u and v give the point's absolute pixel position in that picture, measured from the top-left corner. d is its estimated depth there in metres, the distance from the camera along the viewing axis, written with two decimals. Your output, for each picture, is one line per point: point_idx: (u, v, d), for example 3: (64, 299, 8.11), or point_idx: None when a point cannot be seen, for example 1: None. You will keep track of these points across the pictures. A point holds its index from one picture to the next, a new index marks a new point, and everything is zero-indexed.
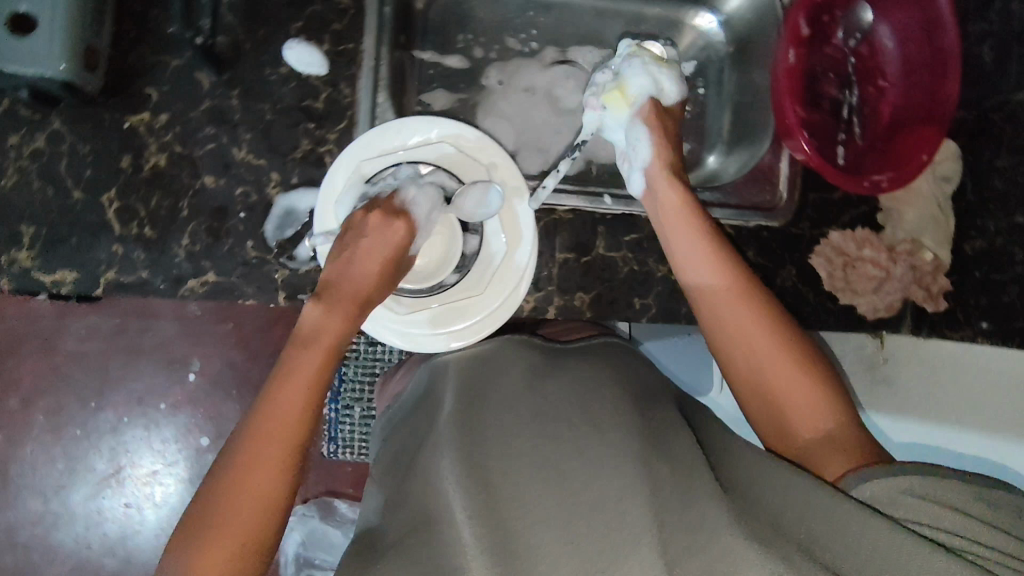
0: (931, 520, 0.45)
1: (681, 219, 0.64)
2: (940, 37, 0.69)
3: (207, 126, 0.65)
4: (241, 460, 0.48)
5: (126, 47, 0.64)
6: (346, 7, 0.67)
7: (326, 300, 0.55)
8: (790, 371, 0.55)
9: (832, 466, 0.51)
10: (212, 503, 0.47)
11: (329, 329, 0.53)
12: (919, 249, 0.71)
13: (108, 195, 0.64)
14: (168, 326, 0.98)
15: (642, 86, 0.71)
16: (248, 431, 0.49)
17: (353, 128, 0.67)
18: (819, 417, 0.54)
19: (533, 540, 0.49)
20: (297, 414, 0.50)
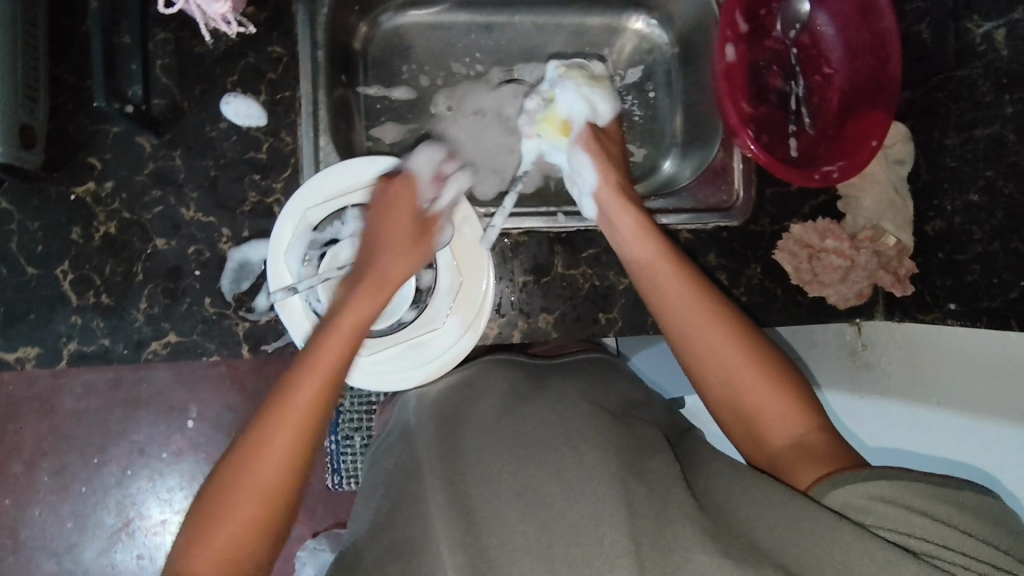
0: (903, 525, 0.42)
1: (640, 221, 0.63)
2: (876, 21, 0.68)
3: (154, 189, 0.65)
4: (229, 488, 0.47)
5: (64, 120, 0.64)
6: (279, 55, 0.68)
7: (331, 326, 0.54)
8: (747, 371, 0.54)
9: (804, 475, 0.49)
10: (216, 497, 0.47)
11: (330, 356, 0.52)
12: (881, 234, 0.69)
13: (62, 268, 0.64)
14: (163, 373, 0.93)
15: (574, 110, 0.72)
16: (251, 431, 0.49)
17: (298, 174, 0.68)
18: (789, 424, 0.52)
19: (499, 558, 0.46)
20: (302, 416, 0.50)
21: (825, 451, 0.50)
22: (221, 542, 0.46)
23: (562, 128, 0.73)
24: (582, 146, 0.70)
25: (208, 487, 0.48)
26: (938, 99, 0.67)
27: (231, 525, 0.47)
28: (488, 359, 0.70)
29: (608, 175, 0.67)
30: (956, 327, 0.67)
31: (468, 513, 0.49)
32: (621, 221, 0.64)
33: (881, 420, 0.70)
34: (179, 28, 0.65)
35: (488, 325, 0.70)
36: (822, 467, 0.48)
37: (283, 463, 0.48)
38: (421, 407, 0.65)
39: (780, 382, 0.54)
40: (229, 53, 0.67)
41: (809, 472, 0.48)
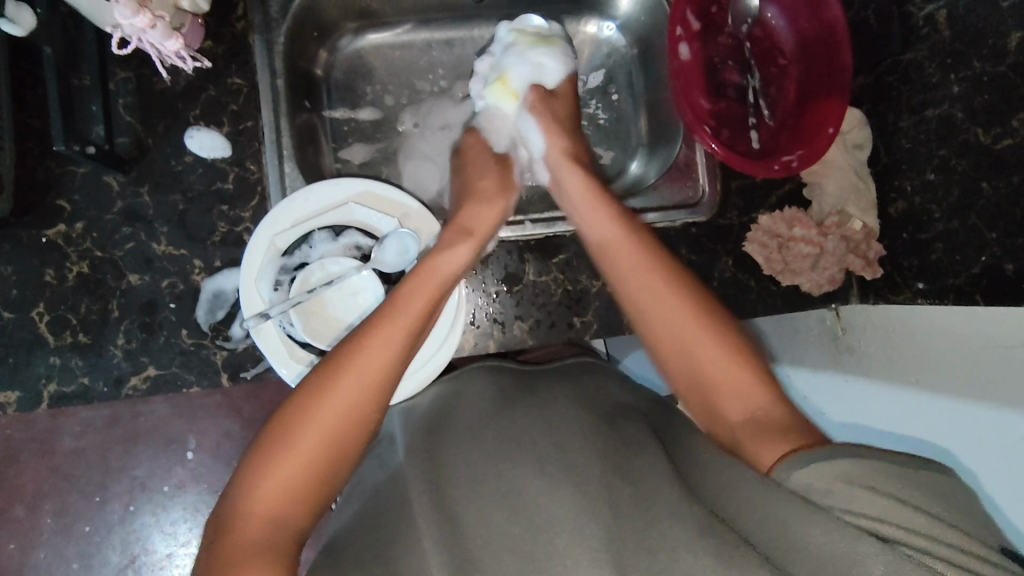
0: (871, 512, 0.40)
1: (595, 209, 0.65)
2: (824, 11, 0.69)
3: (124, 226, 0.66)
4: (278, 451, 0.48)
5: (32, 165, 0.65)
6: (239, 86, 0.69)
7: (394, 309, 0.55)
8: (702, 345, 0.55)
9: (768, 455, 0.48)
10: (268, 449, 0.48)
11: (390, 336, 0.53)
12: (847, 219, 0.70)
13: (37, 310, 0.65)
14: (161, 406, 0.88)
15: (523, 78, 0.75)
16: (312, 389, 0.50)
17: (266, 201, 0.68)
18: (745, 399, 0.53)
19: (478, 556, 0.46)
20: (368, 380, 0.50)
21: (788, 424, 0.50)
22: (273, 492, 0.47)
23: (511, 92, 0.75)
24: (532, 111, 0.73)
25: (263, 437, 0.49)
26: (890, 83, 0.69)
27: (283, 477, 0.47)
28: (470, 367, 0.70)
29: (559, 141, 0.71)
30: (923, 304, 0.66)
31: (450, 513, 0.49)
32: (570, 180, 0.68)
33: (846, 399, 0.66)
34: (139, 66, 0.66)
35: (464, 337, 0.71)
36: (782, 444, 0.48)
37: (345, 425, 0.49)
38: (409, 423, 0.65)
39: (745, 360, 0.54)
40: (190, 88, 0.68)
41: (771, 451, 0.48)
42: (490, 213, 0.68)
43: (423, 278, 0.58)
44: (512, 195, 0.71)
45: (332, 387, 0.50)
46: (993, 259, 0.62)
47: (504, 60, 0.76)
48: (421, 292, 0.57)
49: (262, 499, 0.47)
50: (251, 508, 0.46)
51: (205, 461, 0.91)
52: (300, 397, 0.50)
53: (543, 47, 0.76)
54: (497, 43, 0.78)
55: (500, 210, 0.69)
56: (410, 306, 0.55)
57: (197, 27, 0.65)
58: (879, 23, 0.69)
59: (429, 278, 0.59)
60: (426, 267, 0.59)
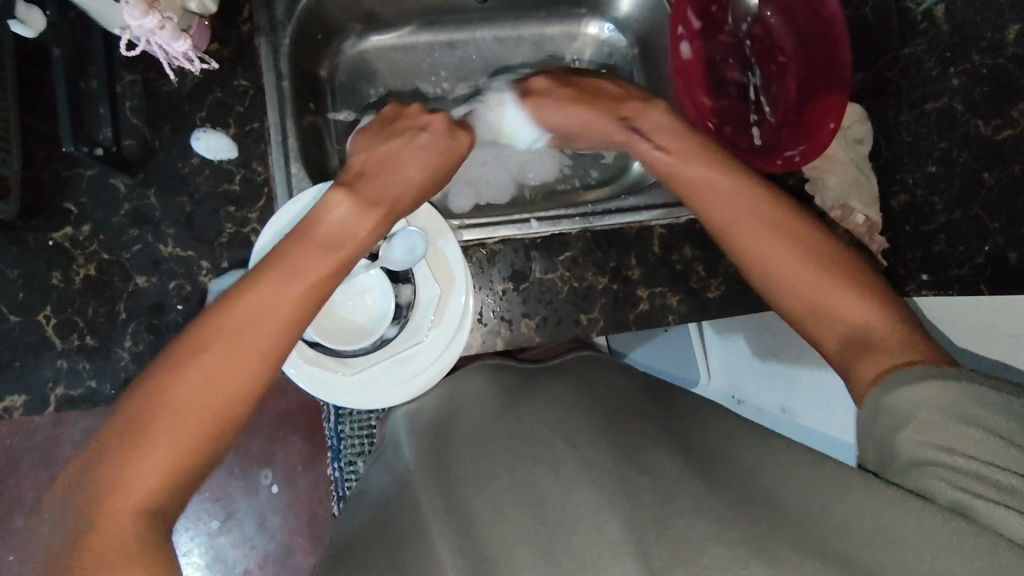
0: (950, 443, 0.41)
1: (690, 153, 0.60)
2: (822, 8, 0.69)
3: (131, 228, 0.66)
4: (144, 424, 0.43)
5: (39, 168, 0.65)
6: (245, 88, 0.69)
7: (286, 271, 0.50)
8: (817, 283, 0.51)
9: (866, 372, 0.47)
10: (135, 423, 0.43)
11: (278, 308, 0.48)
12: (850, 213, 0.66)
13: (44, 313, 0.64)
14: None
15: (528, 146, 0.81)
16: (173, 365, 0.45)
17: (273, 202, 0.69)
18: (845, 322, 0.50)
19: (495, 553, 0.45)
20: (254, 352, 0.46)
21: (888, 337, 0.48)
22: (134, 483, 0.41)
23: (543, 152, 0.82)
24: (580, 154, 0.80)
25: (116, 421, 0.43)
26: (890, 79, 0.68)
27: (145, 466, 0.42)
28: (477, 366, 0.70)
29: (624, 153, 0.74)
30: (925, 297, 0.64)
31: (464, 516, 0.50)
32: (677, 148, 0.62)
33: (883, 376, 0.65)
34: (145, 69, 0.67)
35: (472, 335, 0.71)
36: (880, 362, 0.46)
37: (214, 406, 0.45)
38: (416, 427, 0.66)
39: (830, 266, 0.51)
40: (196, 90, 0.68)
41: (871, 367, 0.47)
42: (395, 168, 0.61)
43: (309, 239, 0.52)
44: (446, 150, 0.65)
45: (197, 363, 0.45)
46: (995, 249, 0.62)
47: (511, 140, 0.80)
48: (309, 255, 0.51)
49: (122, 494, 0.41)
50: (108, 507, 0.41)
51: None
52: (157, 377, 0.45)
53: (518, 132, 0.77)
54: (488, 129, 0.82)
55: (420, 168, 0.63)
56: (294, 271, 0.50)
57: (203, 28, 0.66)
58: (877, 20, 0.69)
59: (319, 240, 0.53)
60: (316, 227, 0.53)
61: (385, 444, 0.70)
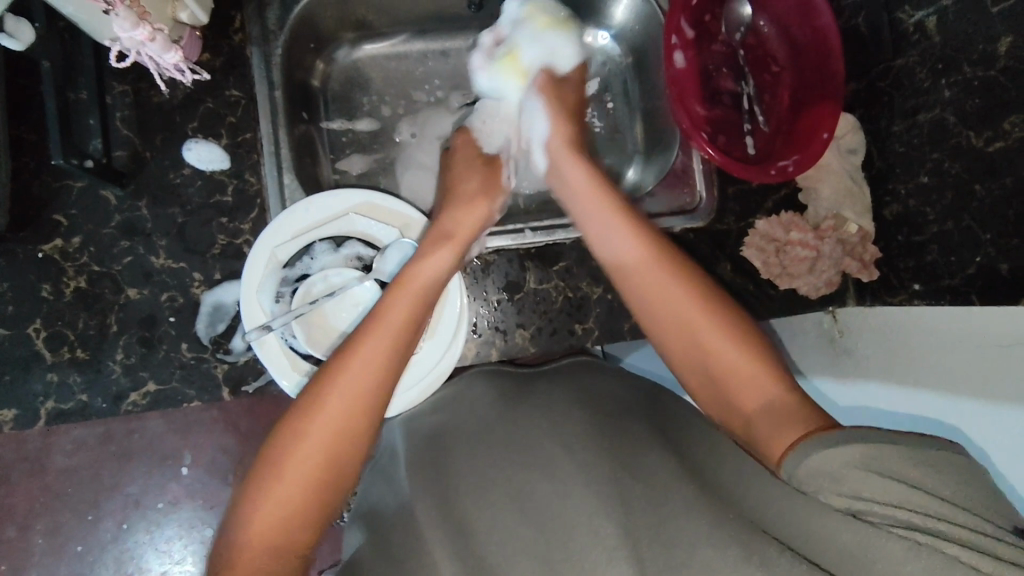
0: (893, 498, 0.40)
1: (607, 227, 0.62)
2: (815, 18, 0.70)
3: (122, 240, 0.66)
4: (268, 474, 0.47)
5: (28, 179, 0.64)
6: (237, 98, 0.69)
7: (377, 320, 0.54)
8: (715, 338, 0.54)
9: (781, 441, 0.48)
10: (260, 474, 0.48)
11: (373, 354, 0.52)
12: (843, 222, 0.72)
13: (34, 325, 0.64)
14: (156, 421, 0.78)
15: (534, 60, 0.74)
16: (300, 411, 0.50)
17: (266, 213, 0.68)
18: (756, 394, 0.52)
19: (493, 557, 0.45)
20: (356, 396, 0.50)
21: (799, 414, 0.49)
22: (269, 520, 0.46)
23: (522, 72, 0.75)
24: (538, 93, 0.73)
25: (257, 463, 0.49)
26: (881, 89, 0.70)
27: (279, 503, 0.46)
28: (475, 371, 0.70)
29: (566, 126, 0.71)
30: (917, 307, 0.65)
31: (460, 521, 0.50)
32: (571, 173, 0.67)
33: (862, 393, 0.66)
34: (136, 79, 0.66)
35: (466, 346, 0.72)
36: (794, 432, 0.47)
37: (338, 447, 0.49)
38: (414, 435, 0.63)
39: (753, 355, 0.53)
40: (188, 101, 0.67)
41: (789, 435, 0.47)
42: (475, 213, 0.68)
43: (406, 287, 0.58)
44: (499, 196, 0.71)
45: (322, 407, 0.49)
46: (986, 259, 0.59)
47: (516, 34, 0.75)
48: (405, 301, 0.56)
49: (258, 531, 0.46)
50: (249, 542, 0.46)
51: (202, 476, 0.81)
52: (289, 422, 0.49)
53: (556, 29, 0.75)
54: (507, 19, 0.75)
55: (483, 209, 0.69)
56: (393, 317, 0.55)
57: (195, 39, 0.66)
58: (870, 31, 0.70)
59: (415, 287, 0.58)
60: (410, 276, 0.59)
61: (379, 451, 0.67)
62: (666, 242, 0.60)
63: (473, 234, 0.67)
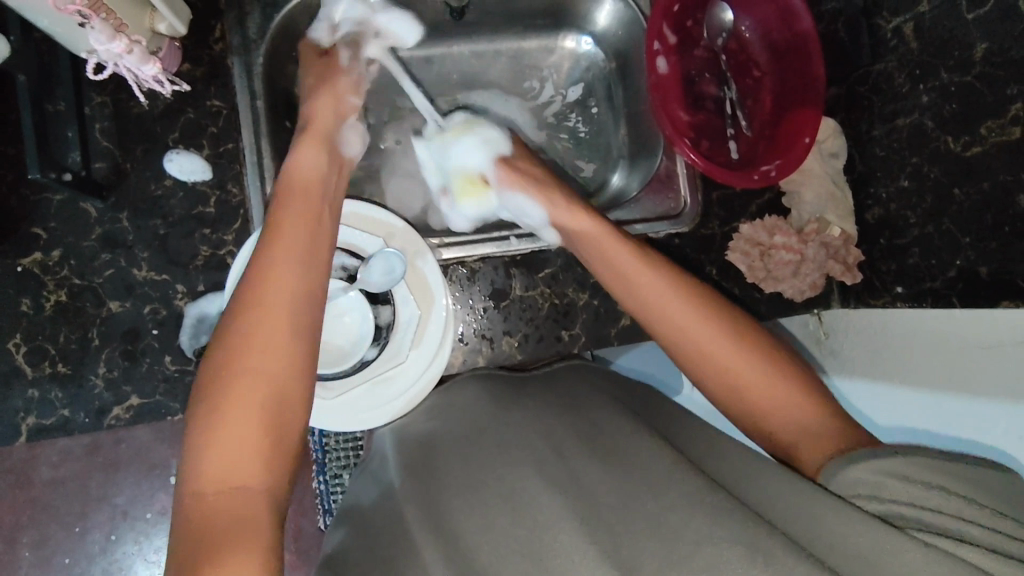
0: (907, 499, 0.41)
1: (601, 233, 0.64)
2: (796, 23, 0.70)
3: (103, 253, 0.65)
4: (205, 414, 0.46)
5: (7, 192, 0.64)
6: (219, 108, 0.68)
7: (276, 237, 0.55)
8: (746, 358, 0.55)
9: (813, 459, 0.49)
10: (199, 415, 0.46)
11: (277, 267, 0.53)
12: (826, 226, 0.72)
13: (14, 341, 0.63)
14: (142, 431, 0.77)
15: (478, 163, 0.76)
16: (228, 340, 0.49)
17: (249, 223, 0.68)
18: (791, 417, 0.52)
19: (485, 561, 0.45)
20: (274, 311, 0.51)
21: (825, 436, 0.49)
22: (225, 461, 0.45)
23: (482, 185, 0.75)
24: (507, 185, 0.73)
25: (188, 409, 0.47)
26: (862, 93, 0.71)
27: (232, 444, 0.45)
28: (465, 374, 0.69)
29: (550, 193, 0.70)
30: (901, 309, 0.66)
31: (449, 528, 0.49)
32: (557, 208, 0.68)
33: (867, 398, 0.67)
34: (115, 90, 0.66)
35: (452, 355, 0.71)
36: (827, 447, 0.48)
37: (272, 368, 0.48)
38: (402, 442, 0.63)
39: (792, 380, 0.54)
40: (168, 111, 0.67)
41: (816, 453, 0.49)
42: (326, 112, 0.69)
43: (297, 197, 0.59)
44: (342, 77, 0.72)
45: (249, 331, 0.49)
46: (966, 263, 0.59)
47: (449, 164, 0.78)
48: (301, 212, 0.58)
49: (215, 475, 0.44)
50: (209, 492, 0.43)
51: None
52: (217, 355, 0.48)
53: (466, 133, 0.78)
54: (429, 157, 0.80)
55: (338, 102, 0.70)
56: (296, 236, 0.56)
57: (174, 49, 0.65)
58: (849, 36, 0.71)
59: (302, 196, 0.59)
60: (299, 185, 0.60)
61: (369, 458, 0.67)
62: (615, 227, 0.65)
63: (335, 129, 0.69)
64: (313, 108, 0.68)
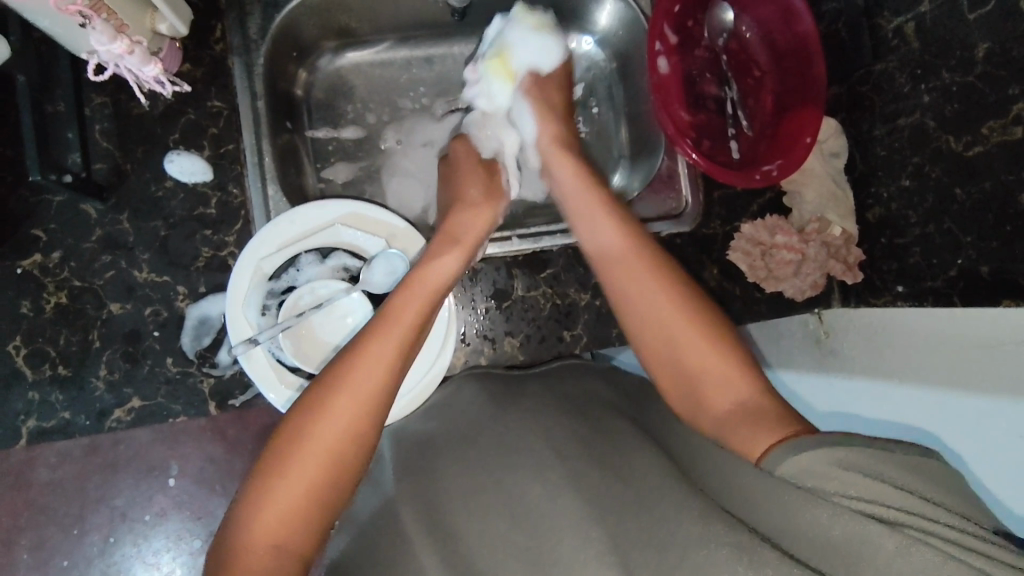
0: (869, 495, 0.40)
1: (625, 250, 0.60)
2: (797, 24, 0.71)
3: (103, 255, 0.65)
4: (273, 474, 0.48)
5: (7, 193, 0.63)
6: (219, 109, 0.68)
7: (384, 325, 0.55)
8: (685, 329, 0.55)
9: (756, 442, 0.48)
10: (268, 471, 0.48)
11: (379, 357, 0.53)
12: (827, 226, 0.72)
13: (14, 344, 0.63)
14: (141, 432, 0.76)
15: (523, 61, 0.73)
16: (306, 417, 0.50)
17: (250, 225, 0.68)
18: (729, 392, 0.52)
19: (483, 563, 0.45)
20: (364, 400, 0.51)
21: None
22: (275, 522, 0.47)
23: (509, 74, 0.74)
24: (526, 95, 0.73)
25: (262, 463, 0.49)
26: (863, 93, 0.71)
27: (284, 507, 0.47)
28: (463, 374, 0.69)
29: (552, 127, 0.72)
30: (901, 307, 0.66)
31: (446, 530, 0.49)
32: (561, 172, 0.69)
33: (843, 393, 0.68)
34: (114, 91, 0.65)
35: (455, 355, 0.72)
36: (772, 434, 0.47)
37: (346, 452, 0.50)
38: (402, 443, 0.63)
39: (735, 358, 0.53)
40: (168, 112, 0.67)
41: (761, 440, 0.47)
42: (478, 222, 0.68)
43: (409, 284, 0.59)
44: (500, 202, 0.72)
45: (325, 416, 0.50)
46: (967, 262, 0.59)
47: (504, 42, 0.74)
48: (410, 306, 0.57)
49: (263, 531, 0.46)
50: (252, 541, 0.46)
51: (188, 487, 0.79)
52: (295, 423, 0.50)
53: (543, 31, 0.74)
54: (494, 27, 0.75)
55: (488, 215, 0.69)
56: (398, 325, 0.56)
57: (175, 50, 0.65)
58: (850, 36, 0.71)
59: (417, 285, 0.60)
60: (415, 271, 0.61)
61: None
62: (641, 233, 0.62)
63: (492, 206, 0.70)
64: (458, 221, 0.67)
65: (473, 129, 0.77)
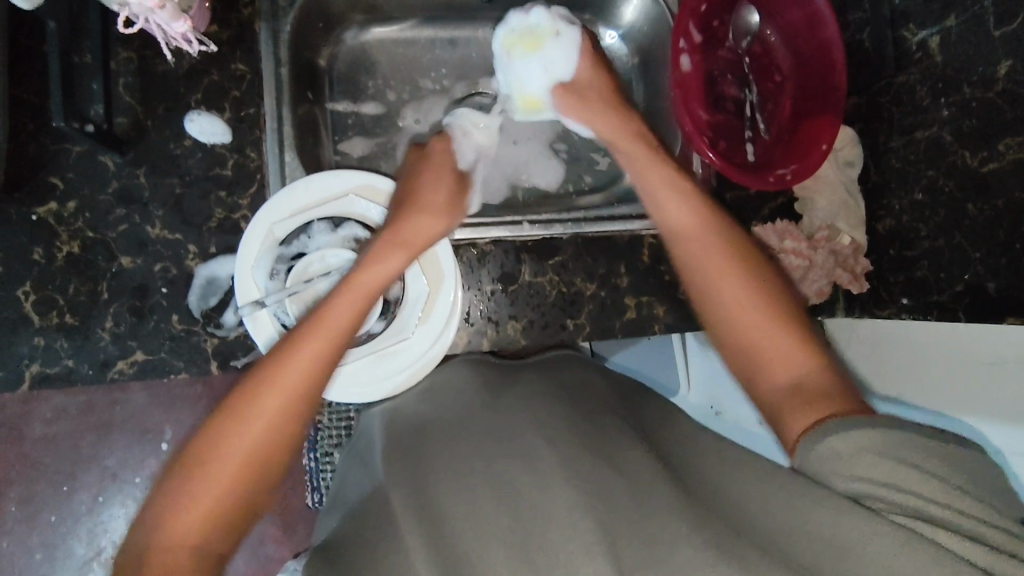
0: (899, 484, 0.40)
1: (702, 232, 0.59)
2: (820, 31, 0.71)
3: (118, 208, 0.65)
4: (194, 468, 0.46)
5: (25, 141, 0.64)
6: (243, 73, 0.68)
7: (319, 321, 0.53)
8: (755, 321, 0.53)
9: (799, 420, 0.47)
10: (188, 466, 0.46)
11: (311, 353, 0.51)
12: (836, 234, 0.72)
13: (23, 289, 0.63)
14: (140, 394, 0.77)
15: (540, 86, 0.76)
16: (225, 417, 0.48)
17: (265, 189, 0.68)
18: (791, 366, 0.50)
19: (468, 549, 0.45)
20: (292, 395, 0.49)
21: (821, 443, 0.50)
22: (190, 520, 0.44)
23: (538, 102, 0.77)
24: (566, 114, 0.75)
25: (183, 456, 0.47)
26: (883, 104, 0.71)
27: (203, 504, 0.45)
28: (465, 357, 0.70)
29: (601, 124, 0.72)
30: (904, 321, 0.67)
31: (432, 510, 0.49)
32: (626, 158, 0.69)
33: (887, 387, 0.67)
34: (141, 46, 0.66)
35: (457, 335, 0.72)
36: (813, 412, 0.46)
37: (270, 450, 0.48)
38: (394, 422, 0.63)
39: (808, 346, 0.51)
40: (192, 72, 0.67)
41: (804, 416, 0.47)
42: (432, 225, 0.65)
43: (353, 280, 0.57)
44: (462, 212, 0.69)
45: (247, 414, 0.47)
46: (974, 278, 0.60)
47: (511, 74, 0.77)
48: (351, 304, 0.55)
49: (177, 531, 0.44)
50: (168, 537, 0.43)
51: None
52: (220, 417, 0.48)
53: (539, 46, 0.74)
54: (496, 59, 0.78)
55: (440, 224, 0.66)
56: (333, 321, 0.53)
57: (203, 10, 0.65)
58: (874, 47, 0.71)
59: (360, 282, 0.57)
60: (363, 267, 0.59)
61: (359, 435, 0.68)
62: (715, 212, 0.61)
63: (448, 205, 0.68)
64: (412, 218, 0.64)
65: (456, 133, 0.76)
